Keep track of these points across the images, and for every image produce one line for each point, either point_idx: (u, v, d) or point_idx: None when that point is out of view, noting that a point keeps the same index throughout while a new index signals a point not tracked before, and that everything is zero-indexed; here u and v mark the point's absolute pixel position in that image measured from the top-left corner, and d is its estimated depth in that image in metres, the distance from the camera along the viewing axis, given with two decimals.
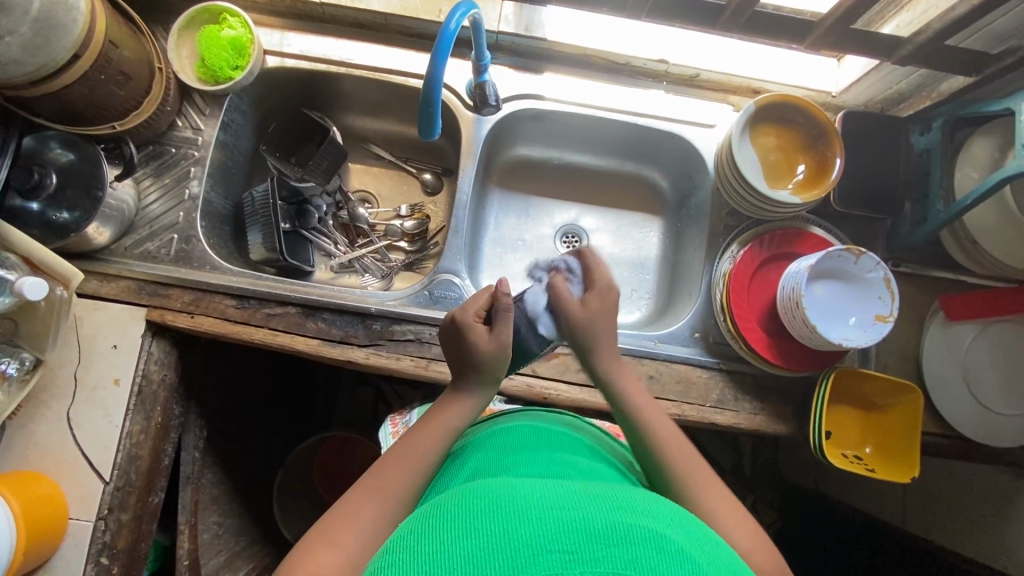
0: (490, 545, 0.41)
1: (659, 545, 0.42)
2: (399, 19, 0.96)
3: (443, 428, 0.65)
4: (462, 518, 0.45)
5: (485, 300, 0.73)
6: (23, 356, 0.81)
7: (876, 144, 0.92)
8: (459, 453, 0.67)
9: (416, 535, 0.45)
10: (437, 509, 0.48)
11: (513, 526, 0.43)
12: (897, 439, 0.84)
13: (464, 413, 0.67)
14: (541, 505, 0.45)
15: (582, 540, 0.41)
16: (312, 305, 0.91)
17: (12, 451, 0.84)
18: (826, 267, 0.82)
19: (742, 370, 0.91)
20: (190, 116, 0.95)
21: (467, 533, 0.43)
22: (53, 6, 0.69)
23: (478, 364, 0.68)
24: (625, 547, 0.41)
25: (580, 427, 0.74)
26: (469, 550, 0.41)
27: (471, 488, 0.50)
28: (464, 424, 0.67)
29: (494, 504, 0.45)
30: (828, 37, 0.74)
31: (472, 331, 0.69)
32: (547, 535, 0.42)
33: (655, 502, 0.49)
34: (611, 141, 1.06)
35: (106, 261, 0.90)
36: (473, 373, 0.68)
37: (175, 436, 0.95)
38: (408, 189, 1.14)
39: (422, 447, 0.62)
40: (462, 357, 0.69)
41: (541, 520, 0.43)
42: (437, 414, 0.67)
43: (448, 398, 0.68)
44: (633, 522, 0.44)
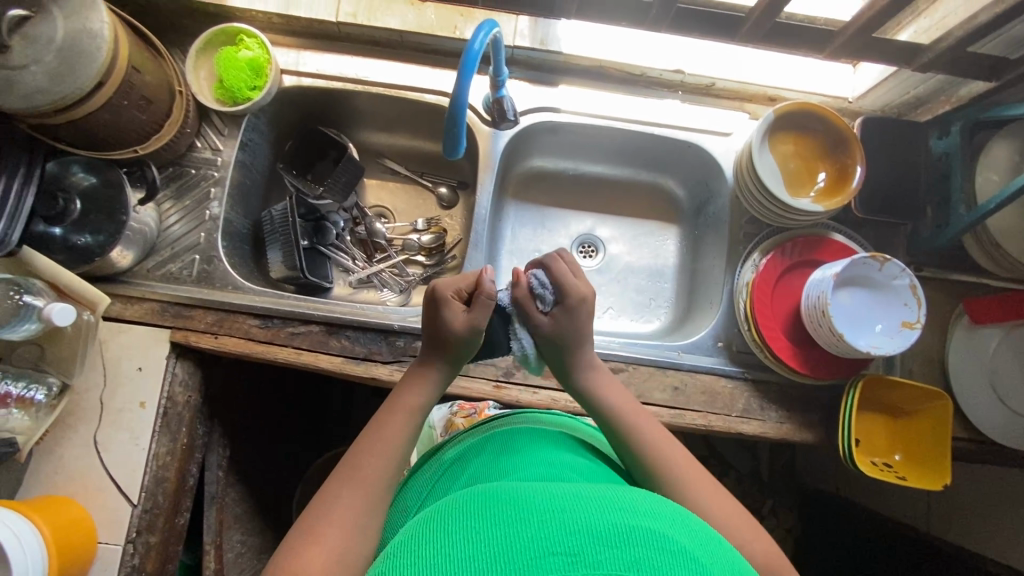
0: (489, 549, 0.40)
1: (660, 544, 0.40)
2: (414, 36, 0.96)
3: (409, 407, 0.67)
4: (461, 524, 0.43)
5: (470, 279, 0.73)
6: (50, 381, 0.82)
7: (895, 150, 0.92)
8: (457, 456, 0.66)
9: (412, 541, 0.43)
10: (437, 514, 0.47)
11: (511, 531, 0.41)
12: (928, 447, 0.83)
13: (430, 393, 0.69)
14: (541, 509, 0.44)
15: (582, 542, 0.40)
16: (335, 322, 0.91)
17: (40, 476, 0.84)
18: (852, 274, 0.81)
19: (768, 379, 0.91)
20: (210, 137, 0.96)
21: (466, 537, 0.42)
22: (75, 34, 0.71)
23: (448, 344, 0.70)
24: (627, 547, 0.39)
25: (573, 426, 0.74)
26: (466, 554, 0.40)
27: (469, 493, 0.49)
28: (427, 401, 0.69)
29: (494, 510, 0.44)
30: (848, 47, 0.75)
31: (450, 308, 0.70)
32: (547, 538, 0.40)
33: (657, 502, 0.48)
34: (626, 151, 1.06)
35: (129, 283, 0.90)
36: (444, 353, 0.71)
37: (199, 456, 0.95)
38: (424, 204, 1.14)
39: (395, 434, 0.64)
40: (434, 334, 0.71)
41: (540, 525, 0.42)
42: (403, 392, 0.69)
43: (414, 376, 0.71)
44: (634, 523, 0.42)
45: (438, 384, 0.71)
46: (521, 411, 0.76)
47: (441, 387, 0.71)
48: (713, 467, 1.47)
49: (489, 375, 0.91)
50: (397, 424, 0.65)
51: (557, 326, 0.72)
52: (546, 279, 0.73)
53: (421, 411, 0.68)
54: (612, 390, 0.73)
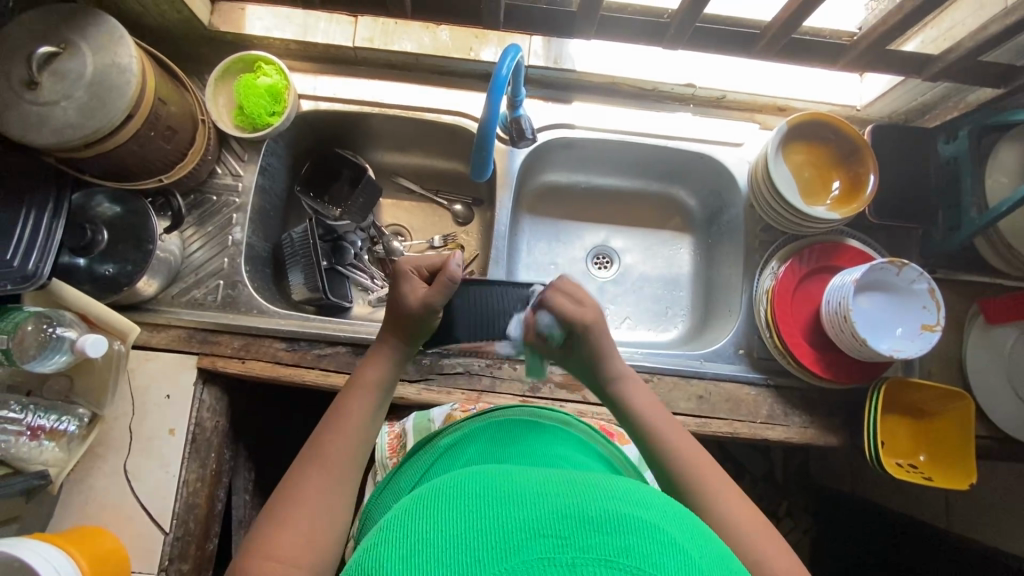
0: (483, 531, 0.40)
1: (651, 535, 0.40)
2: (430, 58, 0.98)
3: (371, 383, 0.67)
4: (456, 504, 0.43)
5: (433, 258, 0.75)
6: (80, 412, 0.82)
7: (906, 156, 0.94)
8: (451, 444, 0.67)
9: (405, 517, 0.44)
10: (434, 491, 0.47)
11: (505, 513, 0.41)
12: (952, 448, 0.85)
13: (389, 368, 0.69)
14: (537, 494, 0.43)
15: (575, 526, 0.39)
16: (361, 342, 0.91)
17: (72, 507, 0.84)
18: (872, 279, 0.83)
19: (790, 384, 0.92)
20: (230, 163, 0.97)
21: (459, 517, 0.42)
22: (104, 69, 0.72)
23: (403, 320, 0.70)
24: (619, 533, 0.39)
25: (571, 424, 0.73)
26: (459, 534, 0.40)
27: (467, 474, 0.49)
28: (389, 376, 0.69)
29: (491, 493, 0.44)
30: (861, 60, 0.77)
31: (408, 282, 0.71)
32: (541, 521, 0.40)
33: (653, 495, 0.47)
34: (637, 163, 1.08)
35: (155, 311, 0.91)
36: (399, 328, 0.71)
37: (227, 481, 0.96)
38: (440, 221, 1.15)
39: (356, 410, 0.64)
40: (391, 311, 0.71)
41: (536, 509, 0.42)
42: (363, 369, 0.69)
43: (373, 354, 0.71)
44: (627, 512, 0.42)
45: (397, 360, 0.71)
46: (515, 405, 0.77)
47: (399, 363, 0.71)
48: (729, 471, 1.48)
49: (515, 390, 0.92)
50: (360, 401, 0.65)
51: (573, 352, 0.72)
52: (550, 319, 0.73)
53: (381, 387, 0.68)
54: (640, 398, 0.71)
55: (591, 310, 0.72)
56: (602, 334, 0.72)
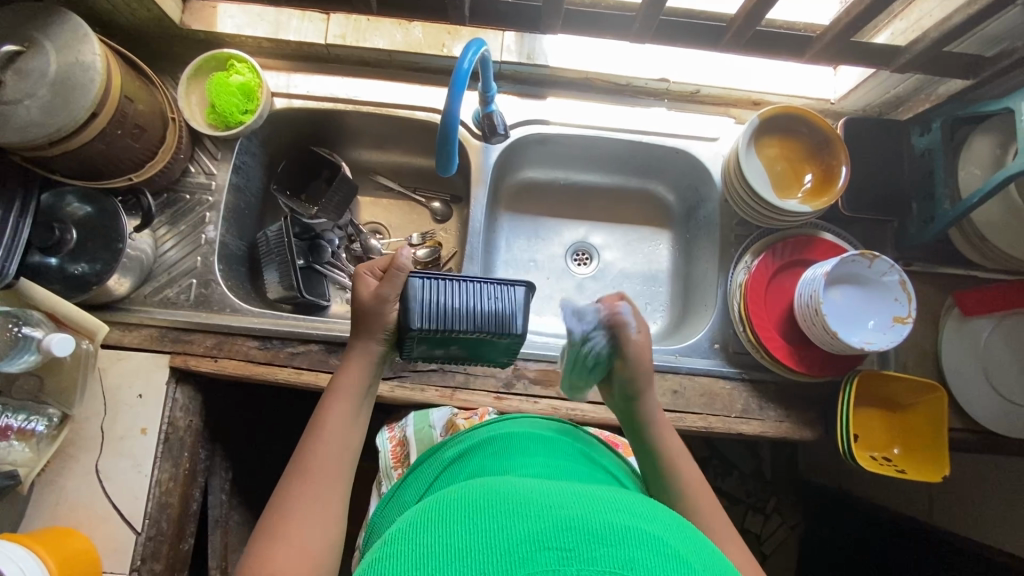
0: (490, 542, 0.40)
1: (655, 547, 0.40)
2: (402, 55, 0.98)
3: (350, 391, 0.68)
4: (462, 516, 0.44)
5: (384, 258, 0.74)
6: (50, 412, 0.82)
7: (879, 149, 0.94)
8: (456, 457, 0.67)
9: (410, 530, 0.44)
10: (439, 504, 0.48)
11: (512, 524, 0.42)
12: (925, 440, 0.85)
13: (365, 371, 0.70)
14: (541, 505, 0.44)
15: (579, 538, 0.40)
16: (334, 340, 0.91)
17: (42, 508, 0.83)
18: (842, 272, 0.83)
19: (765, 378, 0.92)
20: (203, 162, 0.96)
21: (465, 529, 0.42)
22: (68, 68, 0.72)
23: (365, 319, 0.70)
24: (622, 547, 0.40)
25: (578, 436, 0.73)
26: (466, 546, 0.40)
27: (475, 486, 0.49)
28: (367, 380, 0.70)
29: (498, 504, 0.45)
30: (828, 51, 0.77)
31: (359, 283, 0.72)
32: (546, 532, 0.41)
33: (657, 509, 0.47)
34: (615, 158, 1.08)
35: (126, 310, 0.91)
36: (363, 329, 0.70)
37: (202, 481, 0.96)
38: (418, 219, 1.15)
39: (337, 419, 0.65)
40: (356, 315, 0.71)
41: (541, 518, 0.42)
42: (340, 376, 0.70)
43: (348, 359, 0.71)
44: (632, 525, 0.42)
45: (371, 361, 0.70)
46: (518, 415, 0.76)
47: (376, 363, 0.71)
48: (716, 468, 1.48)
49: (489, 387, 0.92)
50: (339, 410, 0.66)
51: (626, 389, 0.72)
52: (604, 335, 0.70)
53: (359, 389, 0.68)
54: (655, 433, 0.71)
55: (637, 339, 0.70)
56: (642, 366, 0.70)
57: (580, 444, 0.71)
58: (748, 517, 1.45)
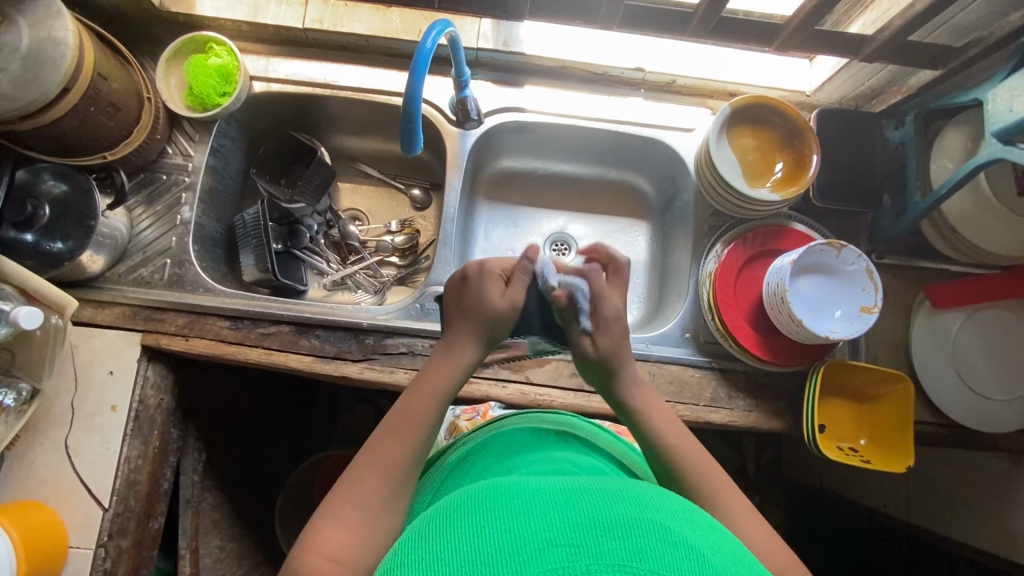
0: (497, 543, 0.40)
1: (663, 535, 0.41)
2: (380, 40, 0.98)
3: (434, 391, 0.63)
4: (470, 518, 0.44)
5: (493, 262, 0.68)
6: (20, 386, 0.82)
7: (852, 140, 0.94)
8: (461, 459, 0.67)
9: (420, 538, 0.44)
10: (445, 508, 0.48)
11: (518, 525, 0.42)
12: (892, 430, 0.85)
13: (460, 370, 0.64)
14: (545, 504, 0.44)
15: (585, 533, 0.40)
16: (305, 322, 0.92)
17: (11, 481, 0.84)
18: (810, 262, 0.83)
19: (735, 368, 0.92)
20: (180, 143, 0.97)
21: (475, 530, 0.42)
22: (41, 43, 0.73)
23: (482, 320, 0.65)
24: (630, 538, 0.40)
25: (580, 426, 0.75)
26: (478, 547, 0.41)
27: (480, 487, 0.49)
28: (456, 381, 0.64)
29: (503, 506, 0.45)
30: (794, 39, 0.77)
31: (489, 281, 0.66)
32: (552, 530, 0.41)
33: (663, 496, 0.48)
34: (594, 149, 1.08)
35: (101, 288, 0.91)
36: (482, 329, 0.65)
37: (174, 460, 0.96)
38: (398, 206, 1.15)
39: (418, 419, 0.61)
40: (473, 313, 0.65)
41: (547, 517, 0.42)
42: (429, 373, 0.64)
43: (439, 356, 0.65)
44: (641, 516, 0.43)
45: (468, 362, 0.65)
46: (522, 412, 0.77)
47: (473, 362, 0.65)
48: None
49: None
50: (418, 408, 0.62)
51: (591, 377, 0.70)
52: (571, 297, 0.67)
53: (450, 390, 0.64)
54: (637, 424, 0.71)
55: (606, 341, 0.67)
56: (615, 366, 0.68)
57: (581, 433, 0.72)
58: None
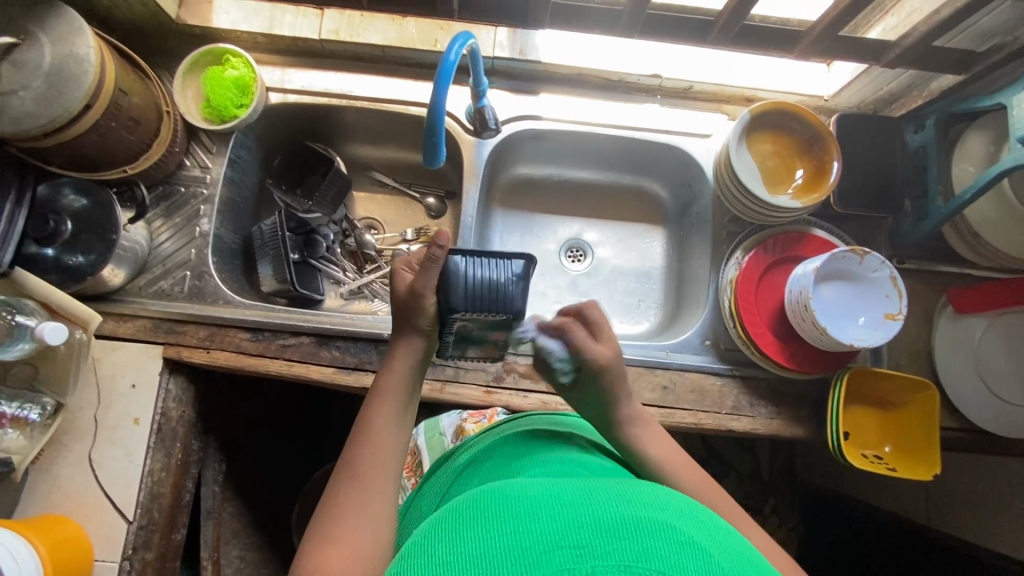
0: (502, 548, 0.40)
1: (670, 536, 0.41)
2: (396, 50, 0.98)
3: (392, 392, 0.67)
4: (474, 524, 0.44)
5: (424, 253, 0.73)
6: (44, 401, 0.83)
7: (872, 144, 0.93)
8: (466, 463, 0.67)
9: (425, 546, 0.44)
10: (450, 514, 0.48)
11: (523, 529, 0.41)
12: (917, 438, 0.84)
13: (410, 368, 0.69)
14: (549, 507, 0.44)
15: (591, 535, 0.40)
16: (325, 333, 0.92)
17: (35, 495, 0.84)
18: (833, 268, 0.83)
19: (757, 375, 0.91)
20: (198, 155, 0.97)
21: (479, 537, 0.42)
22: (63, 59, 0.73)
23: (405, 314, 0.68)
24: (636, 539, 0.40)
25: (585, 428, 0.74)
26: (482, 553, 0.40)
27: (484, 492, 0.49)
28: (409, 380, 0.68)
29: (507, 509, 0.44)
30: (817, 46, 0.77)
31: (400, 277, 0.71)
32: (557, 532, 0.40)
33: (665, 494, 0.48)
34: (609, 155, 1.08)
35: (121, 301, 0.92)
36: (407, 326, 0.69)
37: (195, 471, 0.96)
38: (412, 214, 1.15)
39: (382, 422, 0.64)
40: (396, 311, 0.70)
41: (552, 520, 0.42)
42: (382, 378, 0.68)
43: (387, 360, 0.70)
44: (645, 517, 0.42)
45: (413, 358, 0.69)
46: (528, 414, 0.76)
47: (416, 356, 0.69)
48: (712, 468, 1.47)
49: (480, 381, 0.92)
50: (382, 411, 0.65)
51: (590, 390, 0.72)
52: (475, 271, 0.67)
53: (402, 390, 0.67)
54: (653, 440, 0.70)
55: (605, 352, 0.70)
56: (615, 377, 0.70)
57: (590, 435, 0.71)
58: None
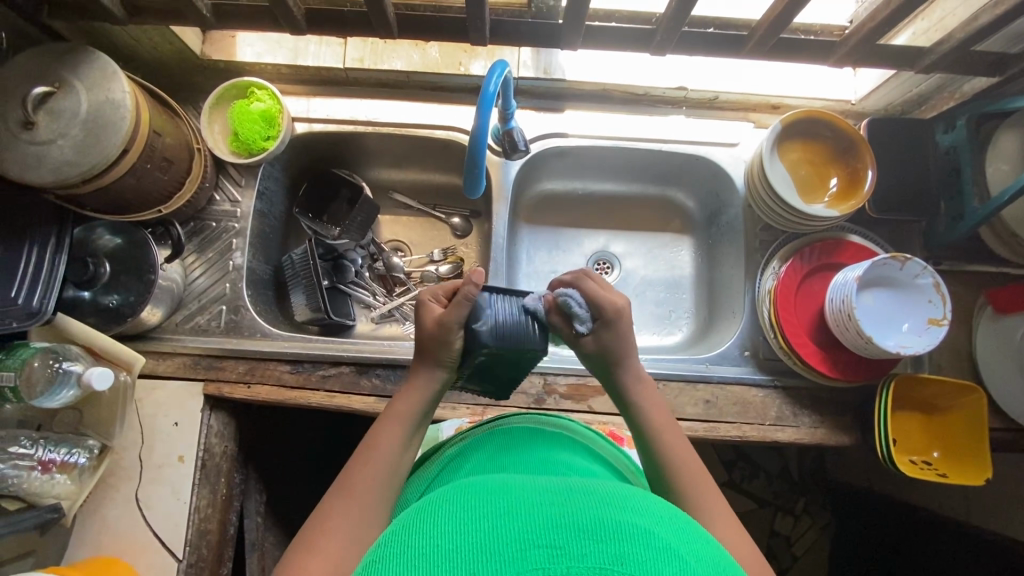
0: (477, 543, 0.39)
1: (647, 542, 0.39)
2: (420, 75, 0.99)
3: (404, 413, 0.66)
4: (451, 517, 0.43)
5: (450, 285, 0.73)
6: (90, 444, 0.83)
7: (905, 147, 0.93)
8: (456, 454, 0.65)
9: (400, 533, 0.43)
10: (428, 504, 0.47)
11: (500, 524, 0.40)
12: (966, 443, 0.83)
13: (424, 395, 0.68)
14: (528, 504, 0.43)
15: (569, 535, 0.39)
16: (365, 362, 0.92)
17: (85, 538, 0.84)
18: (874, 275, 0.82)
19: (798, 385, 0.91)
20: (228, 189, 0.98)
21: (455, 530, 0.41)
22: (99, 106, 0.73)
23: (431, 346, 0.68)
24: (613, 543, 0.38)
25: (576, 430, 0.73)
26: (456, 546, 0.39)
27: (464, 486, 0.48)
28: (423, 406, 0.68)
29: (485, 505, 0.43)
30: (853, 54, 0.76)
31: (426, 308, 0.70)
32: (535, 530, 0.39)
33: (647, 500, 0.46)
34: (635, 168, 1.07)
35: (159, 339, 0.92)
36: (429, 355, 0.69)
37: (238, 504, 0.96)
38: (438, 235, 1.15)
39: (387, 442, 0.63)
40: (419, 340, 0.69)
41: (530, 517, 0.41)
42: (396, 401, 0.68)
43: (405, 384, 0.70)
44: (624, 520, 0.41)
45: (431, 385, 0.69)
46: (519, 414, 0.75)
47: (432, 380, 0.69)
48: (742, 471, 1.46)
49: (520, 403, 0.92)
50: (391, 432, 0.65)
51: (599, 342, 0.68)
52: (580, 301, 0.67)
53: (415, 415, 0.67)
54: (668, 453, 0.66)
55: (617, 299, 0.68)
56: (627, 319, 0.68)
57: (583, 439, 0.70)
58: (777, 519, 1.44)
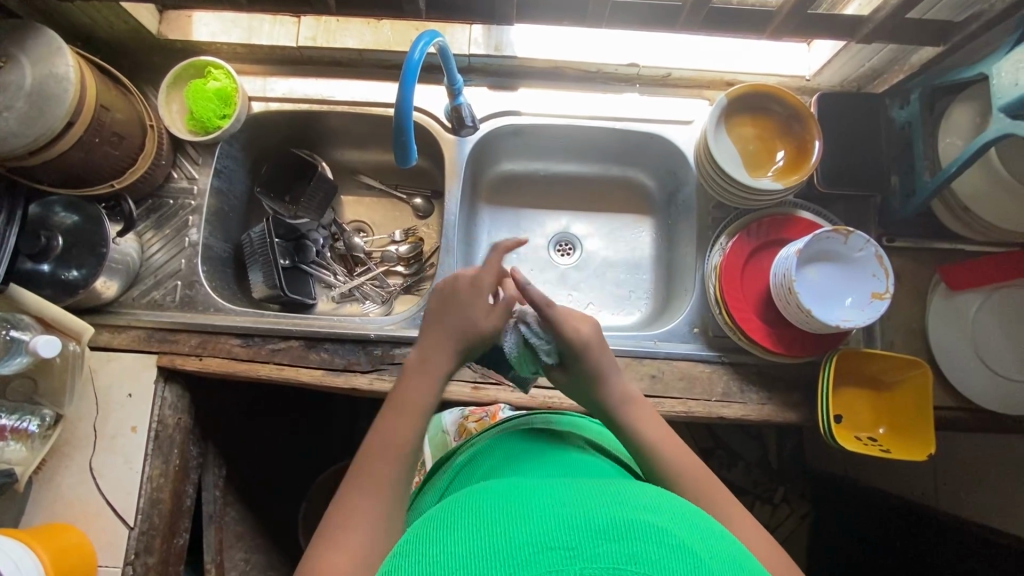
0: (492, 546, 0.39)
1: (660, 539, 0.39)
2: (373, 53, 1.00)
3: (416, 402, 0.64)
4: (465, 521, 0.43)
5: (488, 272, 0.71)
6: (44, 413, 0.85)
7: (854, 122, 0.92)
8: (469, 460, 0.65)
9: (417, 537, 0.44)
10: (445, 509, 0.47)
11: (512, 529, 0.41)
12: (911, 418, 0.82)
13: (433, 383, 0.66)
14: (544, 508, 0.43)
15: (581, 536, 0.39)
16: (314, 336, 0.93)
17: (41, 505, 0.86)
18: (818, 249, 0.81)
19: (746, 361, 0.90)
20: (185, 167, 0.99)
21: (469, 533, 0.41)
22: (43, 79, 0.75)
23: (457, 332, 0.68)
24: (626, 543, 0.39)
25: (586, 428, 0.72)
26: (472, 551, 0.39)
27: (479, 491, 0.49)
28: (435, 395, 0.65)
29: (502, 508, 0.44)
30: (788, 25, 0.76)
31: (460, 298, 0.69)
32: (547, 532, 0.40)
33: (662, 497, 0.47)
34: (594, 147, 1.07)
35: (116, 312, 0.94)
36: (454, 334, 0.68)
37: (195, 476, 0.98)
38: (400, 215, 1.16)
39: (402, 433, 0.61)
40: (440, 325, 0.69)
41: (542, 519, 0.41)
42: (404, 389, 0.65)
43: (413, 371, 0.67)
44: (636, 518, 0.41)
45: (440, 372, 0.66)
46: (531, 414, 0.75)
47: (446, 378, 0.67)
48: (718, 458, 1.44)
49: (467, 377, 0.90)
50: (404, 423, 0.62)
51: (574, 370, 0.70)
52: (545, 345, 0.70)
53: (426, 404, 0.64)
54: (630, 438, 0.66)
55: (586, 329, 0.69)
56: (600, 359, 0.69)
57: (587, 434, 0.70)
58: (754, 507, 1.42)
